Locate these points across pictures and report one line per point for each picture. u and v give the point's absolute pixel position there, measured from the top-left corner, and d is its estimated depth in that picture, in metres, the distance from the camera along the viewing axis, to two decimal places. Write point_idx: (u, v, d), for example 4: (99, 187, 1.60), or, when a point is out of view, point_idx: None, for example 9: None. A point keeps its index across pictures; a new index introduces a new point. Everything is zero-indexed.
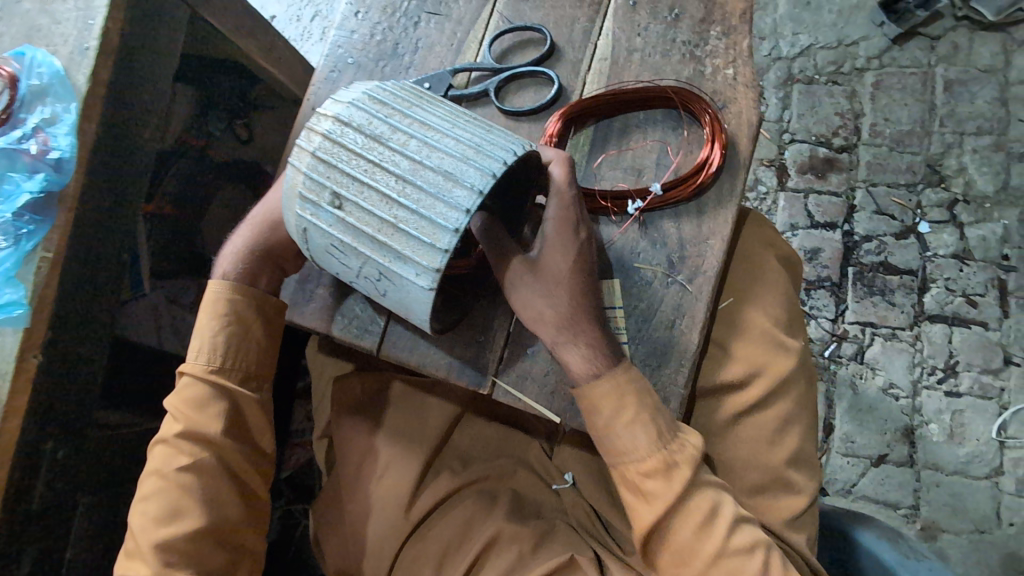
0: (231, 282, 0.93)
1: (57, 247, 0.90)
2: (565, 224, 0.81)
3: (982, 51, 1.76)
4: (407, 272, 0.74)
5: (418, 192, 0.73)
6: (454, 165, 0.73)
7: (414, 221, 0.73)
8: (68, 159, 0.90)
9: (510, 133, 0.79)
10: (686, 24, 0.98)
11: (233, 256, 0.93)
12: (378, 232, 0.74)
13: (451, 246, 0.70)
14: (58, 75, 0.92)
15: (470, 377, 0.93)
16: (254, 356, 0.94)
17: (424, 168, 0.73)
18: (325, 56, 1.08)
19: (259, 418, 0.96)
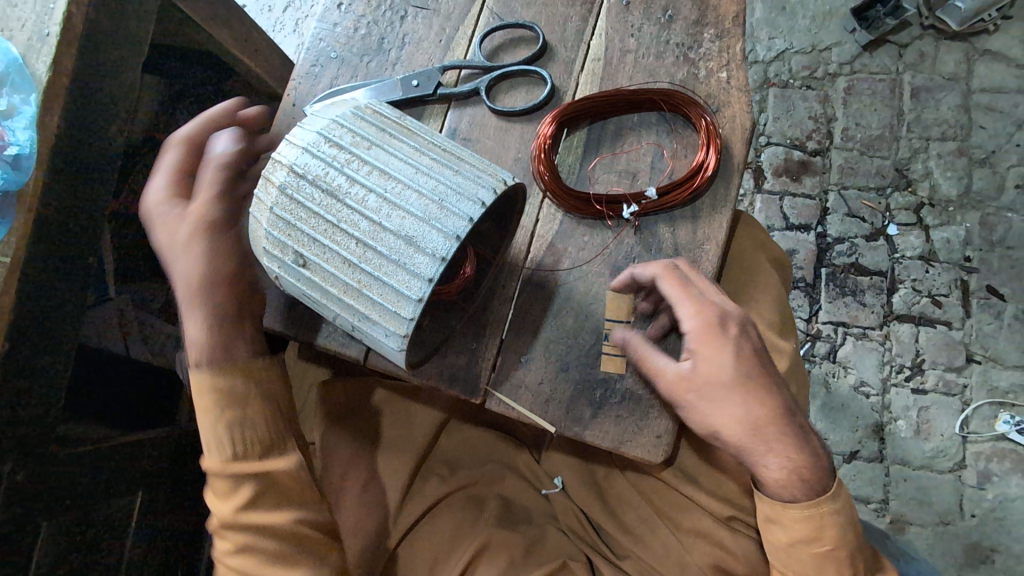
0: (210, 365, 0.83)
1: (15, 252, 0.77)
2: (710, 331, 0.83)
3: (946, 59, 1.82)
4: (375, 334, 0.71)
5: (379, 257, 0.68)
6: (415, 227, 0.68)
7: (377, 286, 0.69)
8: (28, 155, 0.78)
9: (478, 173, 0.72)
10: (679, 26, 0.97)
11: (202, 345, 0.83)
12: (343, 294, 0.71)
13: (415, 316, 0.67)
14: (16, 63, 0.79)
15: (463, 388, 0.90)
16: (261, 427, 0.85)
17: (383, 230, 0.68)
18: (306, 49, 1.03)
19: (294, 490, 0.88)
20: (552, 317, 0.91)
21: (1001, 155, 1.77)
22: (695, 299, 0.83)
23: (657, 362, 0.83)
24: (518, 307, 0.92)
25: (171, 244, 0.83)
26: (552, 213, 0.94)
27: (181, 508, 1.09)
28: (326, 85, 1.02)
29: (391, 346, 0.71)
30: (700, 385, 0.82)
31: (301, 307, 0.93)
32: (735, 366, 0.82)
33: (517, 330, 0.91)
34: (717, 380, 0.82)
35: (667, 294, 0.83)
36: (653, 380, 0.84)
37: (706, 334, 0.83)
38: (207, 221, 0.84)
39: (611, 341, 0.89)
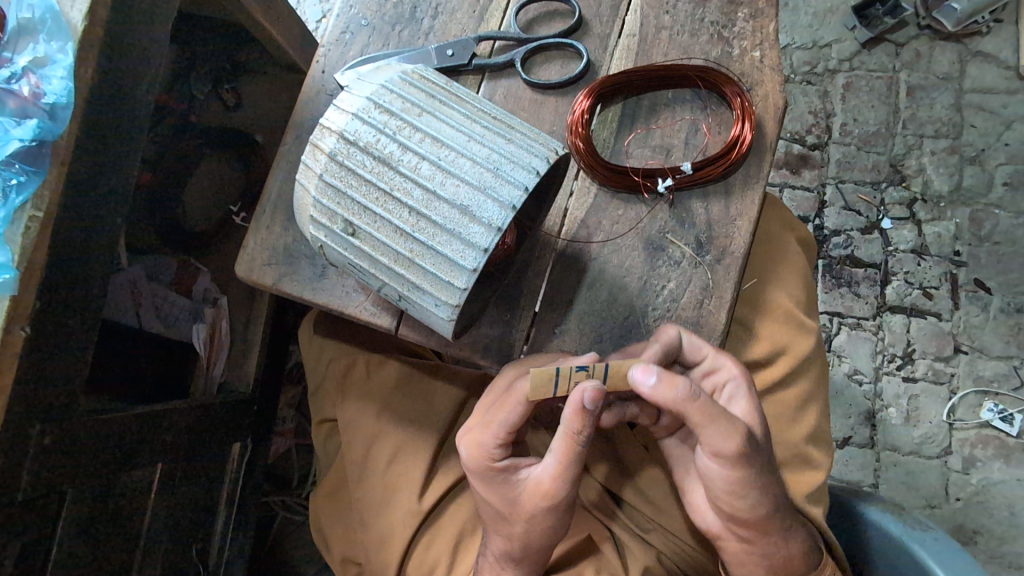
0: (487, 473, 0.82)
1: (50, 206, 0.71)
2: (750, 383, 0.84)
3: (941, 59, 1.80)
4: (426, 303, 0.70)
5: (433, 227, 0.66)
6: (470, 196, 0.66)
7: (430, 256, 0.67)
8: (66, 105, 0.72)
9: (530, 142, 0.71)
10: (714, 5, 0.98)
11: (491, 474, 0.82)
12: (394, 264, 0.69)
13: (469, 287, 0.66)
14: (50, 9, 0.73)
15: (496, 358, 0.91)
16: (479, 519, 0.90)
17: (437, 199, 0.66)
18: (336, 16, 1.01)
19: (408, 561, 1.03)
20: (586, 290, 0.92)
21: (991, 154, 1.78)
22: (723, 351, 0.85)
23: (723, 412, 0.73)
24: (551, 280, 0.92)
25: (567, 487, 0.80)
26: (586, 187, 0.95)
27: (194, 482, 1.08)
28: (357, 52, 1.00)
29: (440, 315, 0.70)
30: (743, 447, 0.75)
31: (332, 275, 0.92)
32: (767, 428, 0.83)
33: (550, 304, 0.91)
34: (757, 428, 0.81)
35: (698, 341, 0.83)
36: (715, 432, 0.73)
37: (738, 387, 0.83)
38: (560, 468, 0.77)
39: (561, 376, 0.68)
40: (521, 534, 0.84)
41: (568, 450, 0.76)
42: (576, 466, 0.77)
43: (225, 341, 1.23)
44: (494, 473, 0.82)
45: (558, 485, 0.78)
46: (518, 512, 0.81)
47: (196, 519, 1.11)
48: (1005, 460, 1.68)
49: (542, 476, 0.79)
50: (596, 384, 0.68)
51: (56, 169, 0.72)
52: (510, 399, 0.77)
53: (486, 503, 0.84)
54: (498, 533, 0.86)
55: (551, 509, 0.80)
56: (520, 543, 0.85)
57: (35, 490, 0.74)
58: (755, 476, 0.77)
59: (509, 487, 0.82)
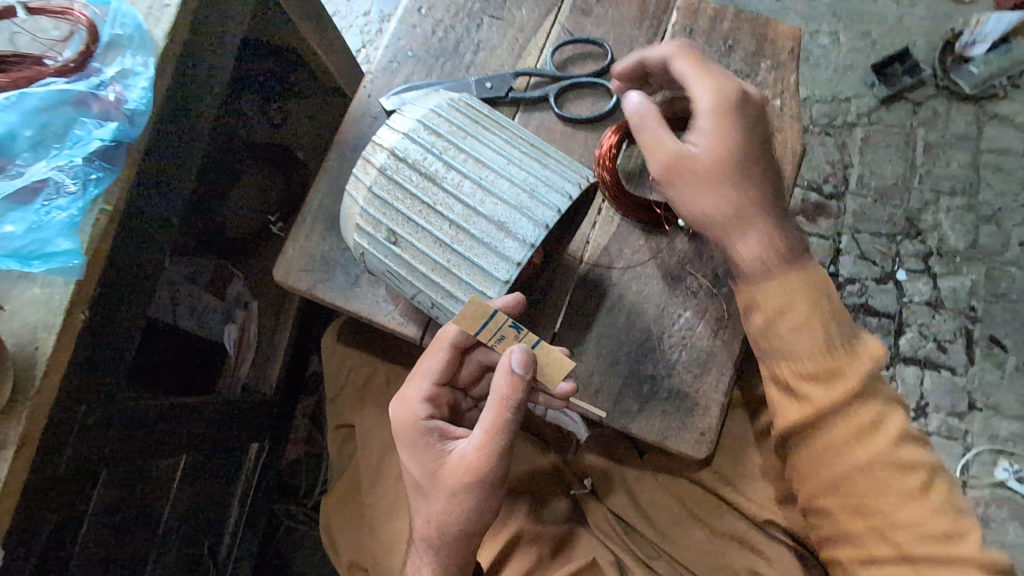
0: (411, 435, 0.82)
1: (119, 202, 0.77)
2: (732, 113, 0.84)
3: (959, 119, 1.84)
4: (457, 311, 0.74)
5: (471, 239, 0.71)
6: (507, 214, 0.71)
7: (466, 267, 0.72)
8: (144, 113, 0.78)
9: (564, 168, 0.76)
10: (739, 55, 1.05)
11: (415, 435, 0.81)
12: (431, 273, 0.74)
13: (500, 297, 0.71)
14: (138, 28, 0.80)
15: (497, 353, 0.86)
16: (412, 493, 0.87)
17: (476, 215, 0.72)
18: (385, 47, 1.09)
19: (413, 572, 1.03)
20: (605, 313, 0.95)
21: (1007, 214, 1.80)
22: (705, 78, 0.85)
23: (657, 128, 0.84)
24: (572, 301, 0.95)
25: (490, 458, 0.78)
26: (610, 216, 0.99)
27: (213, 476, 1.11)
28: (402, 80, 1.07)
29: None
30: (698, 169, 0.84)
31: (364, 283, 0.98)
32: (738, 168, 0.84)
33: (569, 324, 0.95)
34: (708, 153, 0.84)
35: (681, 66, 0.88)
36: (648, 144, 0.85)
37: (703, 109, 0.85)
38: (481, 435, 0.78)
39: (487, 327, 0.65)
40: (451, 510, 0.81)
41: (499, 417, 0.76)
42: (503, 438, 0.77)
43: (252, 342, 1.28)
44: (418, 435, 0.82)
45: (480, 458, 0.78)
46: (440, 484, 0.80)
47: (207, 514, 1.14)
48: (1020, 522, 1.65)
49: (468, 446, 0.79)
50: (526, 348, 0.70)
51: (127, 170, 0.78)
52: (435, 344, 0.80)
53: (412, 469, 0.84)
54: (429, 510, 0.83)
55: (471, 486, 0.79)
56: (452, 519, 0.82)
57: (72, 469, 0.77)
58: (698, 218, 0.86)
59: (434, 456, 0.81)
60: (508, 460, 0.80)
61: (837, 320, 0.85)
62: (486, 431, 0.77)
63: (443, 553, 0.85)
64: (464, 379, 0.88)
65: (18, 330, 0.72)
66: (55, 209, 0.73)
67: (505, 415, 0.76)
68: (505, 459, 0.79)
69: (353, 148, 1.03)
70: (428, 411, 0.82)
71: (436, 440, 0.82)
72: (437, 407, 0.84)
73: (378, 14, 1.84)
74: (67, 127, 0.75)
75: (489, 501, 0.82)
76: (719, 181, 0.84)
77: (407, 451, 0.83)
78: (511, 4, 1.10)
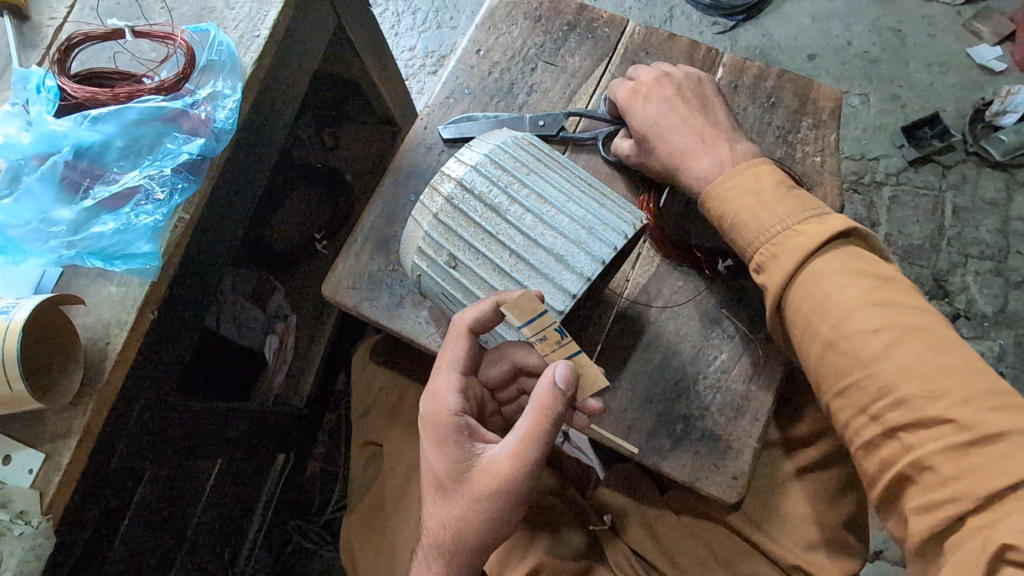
0: (440, 430, 0.76)
1: (196, 212, 0.82)
2: (631, 94, 0.98)
3: (988, 185, 1.86)
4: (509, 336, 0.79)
5: (530, 270, 0.76)
6: (565, 247, 0.76)
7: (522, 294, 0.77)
8: (228, 131, 0.83)
9: (619, 207, 0.81)
10: (781, 112, 1.09)
11: (444, 430, 0.76)
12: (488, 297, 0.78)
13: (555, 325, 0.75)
14: (229, 54, 0.87)
15: (535, 359, 0.81)
16: (428, 497, 0.79)
17: (536, 246, 0.76)
18: (442, 83, 1.15)
19: None
20: (642, 350, 0.97)
21: None
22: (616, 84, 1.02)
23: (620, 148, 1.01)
24: (609, 336, 0.97)
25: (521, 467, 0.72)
26: (650, 257, 1.02)
27: (241, 483, 1.13)
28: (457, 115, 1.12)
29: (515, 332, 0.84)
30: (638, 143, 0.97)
31: (409, 306, 1.01)
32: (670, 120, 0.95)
33: (606, 359, 0.97)
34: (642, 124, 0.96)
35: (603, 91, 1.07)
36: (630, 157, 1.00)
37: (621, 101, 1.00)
38: (516, 443, 0.72)
39: (536, 327, 0.71)
40: (470, 518, 0.74)
41: (536, 429, 0.70)
42: (537, 452, 0.71)
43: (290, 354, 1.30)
44: (445, 430, 0.76)
45: (511, 467, 0.71)
46: (465, 487, 0.74)
47: (232, 520, 1.15)
48: None
49: (500, 453, 0.73)
50: (569, 363, 0.69)
51: (206, 182, 0.83)
52: (454, 332, 0.78)
53: (435, 467, 0.77)
54: (448, 516, 0.76)
55: (498, 496, 0.73)
56: (472, 528, 0.75)
57: (125, 461, 0.81)
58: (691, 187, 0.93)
59: (461, 456, 0.75)
60: (538, 475, 0.74)
61: (848, 267, 0.77)
62: (521, 439, 0.71)
63: (454, 562, 0.77)
64: (493, 377, 0.85)
65: (92, 325, 0.77)
66: (143, 214, 0.79)
67: (544, 428, 0.70)
68: (537, 473, 0.73)
69: (407, 176, 1.07)
70: (460, 405, 0.76)
71: (464, 439, 0.76)
72: (468, 402, 0.78)
73: (423, 51, 1.95)
74: (156, 141, 0.82)
75: (513, 513, 0.75)
76: (654, 147, 0.96)
77: (434, 447, 0.76)
78: (564, 52, 1.16)
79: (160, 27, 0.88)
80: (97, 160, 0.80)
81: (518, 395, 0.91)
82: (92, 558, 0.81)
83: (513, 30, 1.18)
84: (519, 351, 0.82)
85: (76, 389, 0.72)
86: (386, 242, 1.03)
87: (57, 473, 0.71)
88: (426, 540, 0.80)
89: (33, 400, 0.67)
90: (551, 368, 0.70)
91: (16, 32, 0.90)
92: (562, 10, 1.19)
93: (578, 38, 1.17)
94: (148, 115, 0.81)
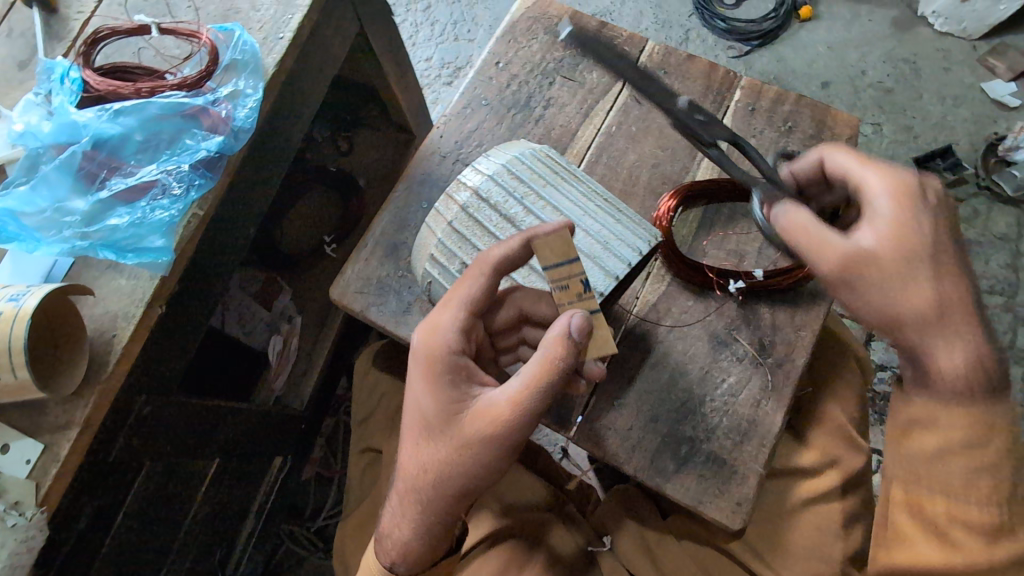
0: (435, 370, 0.75)
1: (210, 209, 0.82)
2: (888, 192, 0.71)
3: (1000, 220, 1.82)
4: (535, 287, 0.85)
5: None
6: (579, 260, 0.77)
7: None
8: (247, 130, 0.84)
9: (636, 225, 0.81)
10: (798, 136, 1.09)
11: (440, 371, 0.74)
12: None
13: None
14: (252, 54, 0.87)
15: (546, 309, 0.83)
16: (410, 438, 0.78)
17: None
18: (461, 93, 1.15)
19: None
20: (649, 369, 0.96)
21: None
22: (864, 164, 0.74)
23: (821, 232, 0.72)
24: (616, 354, 0.97)
25: (517, 417, 0.70)
26: (661, 275, 1.02)
27: (236, 484, 1.12)
28: (473, 126, 1.12)
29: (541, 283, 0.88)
30: (880, 263, 0.68)
31: (417, 313, 1.00)
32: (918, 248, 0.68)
33: (613, 375, 0.96)
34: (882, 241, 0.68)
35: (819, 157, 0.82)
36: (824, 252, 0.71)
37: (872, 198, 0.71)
38: (518, 393, 0.70)
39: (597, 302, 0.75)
40: (456, 462, 0.73)
41: (541, 377, 0.69)
42: (536, 400, 0.70)
43: (292, 357, 1.30)
44: (442, 369, 0.75)
45: (508, 413, 0.70)
46: (455, 430, 0.73)
47: (225, 521, 1.14)
48: None
49: (498, 397, 0.71)
50: (585, 314, 0.69)
51: (222, 180, 0.83)
52: (474, 268, 0.75)
53: (423, 405, 0.75)
54: (432, 457, 0.75)
55: (488, 440, 0.72)
56: (455, 474, 0.74)
57: (123, 455, 0.80)
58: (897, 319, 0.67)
59: (456, 397, 0.74)
60: (533, 426, 0.72)
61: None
62: (524, 390, 0.70)
63: (430, 509, 0.77)
64: (499, 322, 0.84)
65: (100, 316, 0.76)
66: (158, 208, 0.79)
67: (550, 378, 0.68)
68: (532, 423, 0.72)
69: (420, 183, 1.07)
70: (457, 342, 0.75)
71: (461, 381, 0.75)
72: (468, 342, 0.76)
73: (440, 62, 1.96)
74: (177, 136, 0.83)
75: (501, 463, 0.74)
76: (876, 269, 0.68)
77: (426, 386, 0.75)
78: (582, 68, 1.17)
79: (186, 25, 0.89)
80: (116, 152, 0.81)
81: (518, 345, 0.89)
82: (82, 554, 0.80)
83: (533, 44, 1.18)
84: (528, 297, 0.84)
85: (80, 379, 0.72)
86: (398, 249, 1.03)
87: (54, 463, 0.71)
88: (403, 482, 0.79)
89: (36, 389, 0.67)
90: (571, 319, 0.68)
91: (43, 25, 0.91)
92: (582, 26, 1.20)
93: (597, 55, 1.18)
94: (169, 110, 0.82)
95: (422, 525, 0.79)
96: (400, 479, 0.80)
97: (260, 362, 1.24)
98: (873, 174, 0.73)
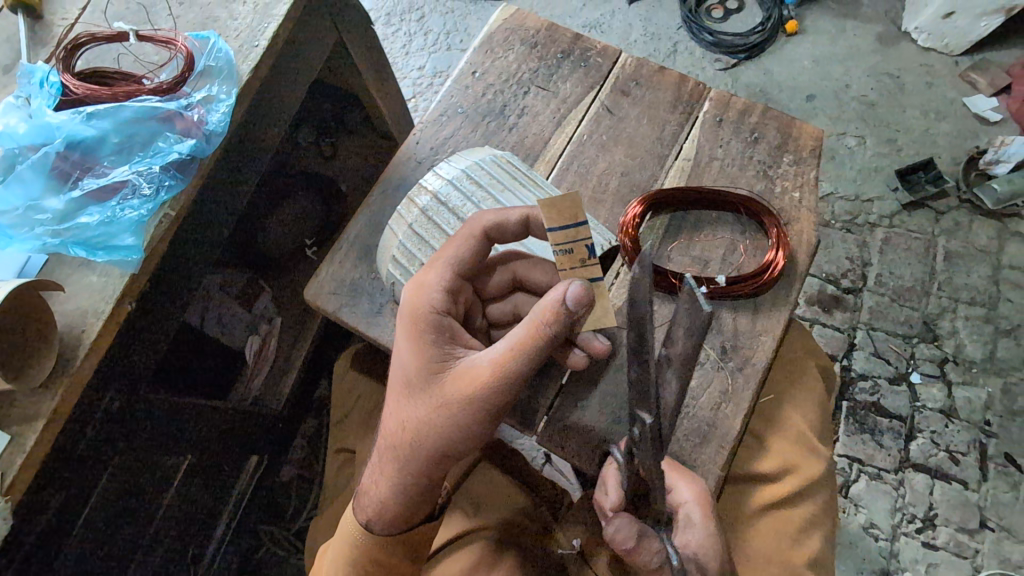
0: (420, 330, 0.77)
1: (181, 209, 0.84)
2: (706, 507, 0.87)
3: (980, 231, 1.82)
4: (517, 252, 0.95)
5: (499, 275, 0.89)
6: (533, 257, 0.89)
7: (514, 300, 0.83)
8: (219, 134, 0.87)
9: None
10: (763, 147, 1.12)
11: (426, 331, 0.77)
12: None
13: None
14: (229, 62, 0.91)
15: (540, 275, 0.87)
16: (392, 398, 0.80)
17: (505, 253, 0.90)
18: (438, 101, 1.18)
19: None
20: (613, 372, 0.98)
21: None
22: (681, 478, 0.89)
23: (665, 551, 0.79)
24: None
25: (499, 379, 0.72)
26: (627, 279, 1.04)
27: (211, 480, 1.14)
28: (449, 133, 1.15)
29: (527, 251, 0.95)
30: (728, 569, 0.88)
31: (387, 314, 1.02)
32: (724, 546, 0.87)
33: (577, 376, 0.98)
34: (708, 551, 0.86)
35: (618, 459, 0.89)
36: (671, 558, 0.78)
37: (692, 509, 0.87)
38: (504, 357, 0.71)
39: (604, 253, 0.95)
40: (436, 422, 0.75)
41: (527, 344, 0.70)
42: (520, 363, 0.71)
43: (271, 358, 1.32)
44: (427, 329, 0.77)
45: (492, 374, 0.72)
46: (438, 391, 0.75)
47: (200, 518, 1.16)
48: None
49: (483, 361, 0.73)
50: (583, 284, 0.69)
51: (195, 181, 0.86)
52: (463, 233, 0.80)
53: (406, 364, 0.78)
54: (412, 416, 0.76)
55: (470, 401, 0.73)
56: (434, 435, 0.75)
57: (92, 448, 0.83)
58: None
59: (441, 357, 0.77)
60: (516, 391, 0.73)
61: None
62: (511, 354, 0.71)
63: (407, 470, 0.78)
64: (489, 287, 0.89)
65: (71, 312, 0.78)
66: (128, 208, 0.82)
67: (536, 345, 0.70)
68: (515, 387, 0.73)
69: (395, 187, 1.10)
70: (442, 303, 0.78)
71: (446, 343, 0.77)
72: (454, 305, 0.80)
73: (431, 71, 2.00)
74: (151, 138, 0.85)
75: (479, 429, 0.75)
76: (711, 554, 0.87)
77: (412, 346, 0.77)
78: (557, 78, 1.20)
79: (165, 32, 0.92)
80: (90, 153, 0.84)
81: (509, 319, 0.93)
82: None
83: (510, 55, 1.22)
84: (523, 265, 0.88)
85: (48, 373, 0.74)
86: (371, 251, 1.05)
87: (20, 454, 0.72)
88: (384, 443, 0.80)
89: None
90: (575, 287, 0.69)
91: (29, 31, 0.94)
92: (558, 38, 1.23)
93: (571, 66, 1.21)
94: (145, 114, 0.85)
95: (399, 487, 0.80)
96: (380, 441, 0.82)
97: (240, 360, 1.27)
98: (683, 483, 0.89)
